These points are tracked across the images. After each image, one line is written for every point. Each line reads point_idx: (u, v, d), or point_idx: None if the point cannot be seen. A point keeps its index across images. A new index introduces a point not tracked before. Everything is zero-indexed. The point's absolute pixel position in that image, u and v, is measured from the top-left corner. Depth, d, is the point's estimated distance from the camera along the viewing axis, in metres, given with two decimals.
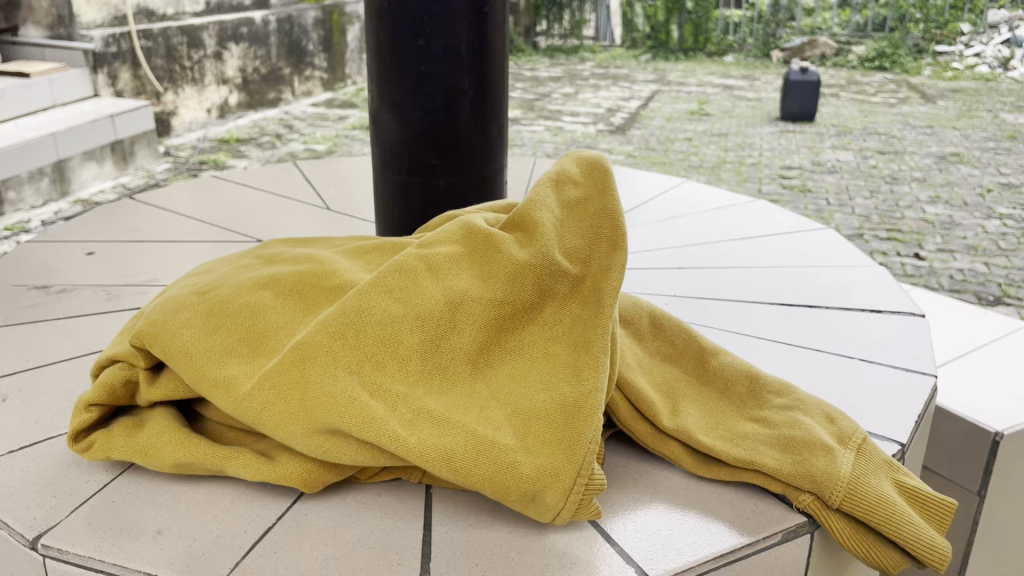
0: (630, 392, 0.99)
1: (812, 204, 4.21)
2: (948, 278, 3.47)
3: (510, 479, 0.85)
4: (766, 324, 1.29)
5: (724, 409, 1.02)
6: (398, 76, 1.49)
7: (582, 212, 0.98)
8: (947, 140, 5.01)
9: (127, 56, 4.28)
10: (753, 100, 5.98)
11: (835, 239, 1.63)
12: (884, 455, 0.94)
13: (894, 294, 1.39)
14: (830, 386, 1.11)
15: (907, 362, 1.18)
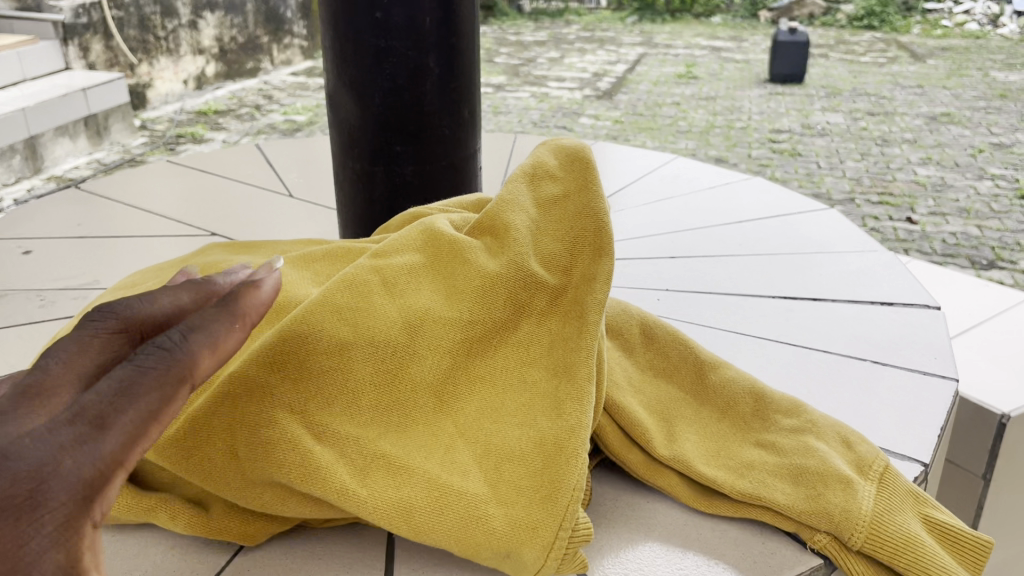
0: (621, 419, 0.91)
1: (802, 168, 4.13)
2: (941, 243, 3.41)
3: (481, 534, 0.76)
4: (768, 322, 1.22)
5: (725, 432, 0.95)
6: (356, 55, 1.37)
7: (561, 211, 0.90)
8: (937, 100, 4.94)
9: (98, 27, 4.14)
10: (741, 62, 5.87)
11: (837, 221, 1.57)
12: (909, 485, 0.88)
13: (907, 284, 1.33)
14: (844, 396, 1.05)
15: (923, 364, 1.12)
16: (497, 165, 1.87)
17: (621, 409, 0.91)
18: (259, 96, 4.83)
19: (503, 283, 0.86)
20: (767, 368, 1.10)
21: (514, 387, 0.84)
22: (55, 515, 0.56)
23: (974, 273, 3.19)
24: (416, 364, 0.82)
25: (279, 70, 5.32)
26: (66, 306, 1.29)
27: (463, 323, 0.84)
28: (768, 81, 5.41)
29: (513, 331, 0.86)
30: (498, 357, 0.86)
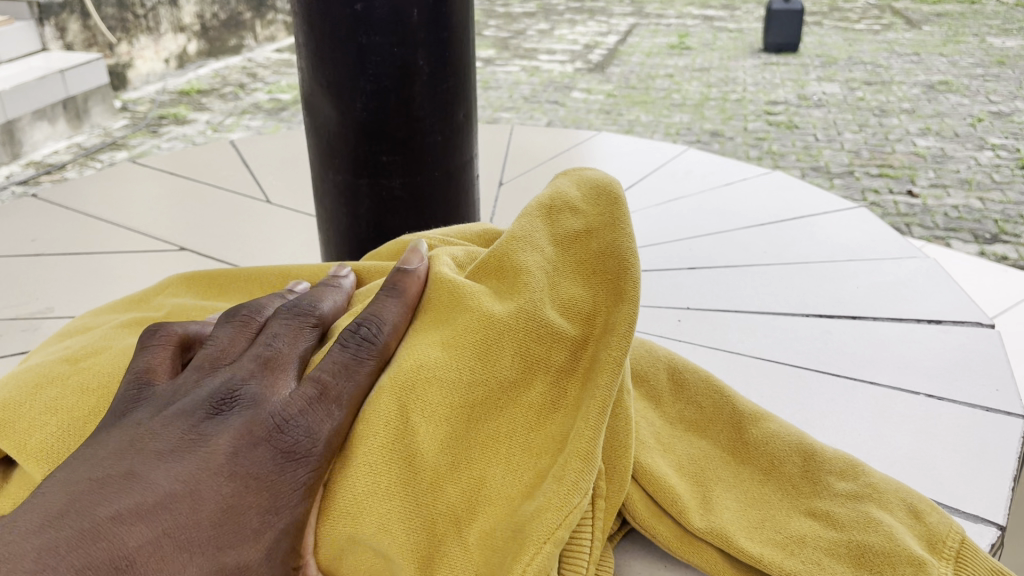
0: (656, 489, 0.72)
1: (800, 141, 4.04)
2: (942, 217, 3.34)
3: None
4: (804, 348, 1.14)
5: (770, 498, 0.74)
6: (333, 53, 1.17)
7: (581, 250, 0.69)
8: (935, 68, 4.84)
9: (74, 6, 4.01)
10: (734, 31, 5.75)
11: (866, 221, 1.50)
12: (990, 564, 0.69)
13: (950, 295, 1.26)
14: (900, 439, 0.95)
15: (980, 397, 1.03)
16: (495, 160, 1.78)
17: (649, 474, 0.72)
18: (243, 73, 4.70)
19: (512, 331, 0.64)
20: (815, 403, 1.02)
21: (523, 474, 0.62)
22: (285, 484, 0.54)
23: (978, 247, 3.11)
24: (401, 442, 0.59)
25: (263, 46, 5.20)
26: (20, 338, 1.20)
27: (459, 385, 0.62)
28: (762, 51, 5.29)
29: (521, 397, 0.64)
30: (503, 431, 0.63)
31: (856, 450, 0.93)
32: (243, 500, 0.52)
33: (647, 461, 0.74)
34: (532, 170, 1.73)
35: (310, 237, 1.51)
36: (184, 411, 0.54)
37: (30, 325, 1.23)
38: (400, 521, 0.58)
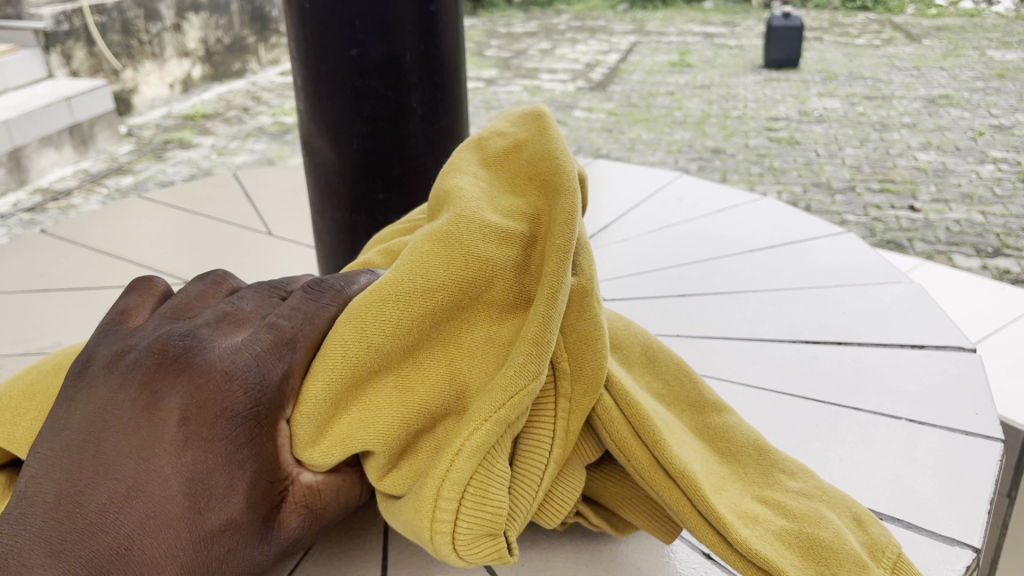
0: (626, 412, 0.79)
1: (801, 157, 4.08)
2: (944, 231, 3.32)
3: (438, 512, 0.71)
4: (791, 374, 1.15)
5: (730, 479, 0.83)
6: (334, 100, 1.32)
7: (524, 171, 0.86)
8: (936, 82, 4.70)
9: (80, 33, 4.07)
10: (736, 48, 5.77)
11: (857, 245, 1.52)
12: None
13: (937, 321, 1.27)
14: (881, 464, 0.97)
15: (962, 422, 1.05)
16: None
17: (628, 396, 0.80)
18: (248, 97, 4.73)
19: (469, 248, 0.76)
20: (796, 431, 1.04)
21: (483, 352, 0.75)
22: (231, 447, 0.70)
23: (979, 261, 3.10)
24: (377, 333, 0.73)
25: (266, 70, 5.16)
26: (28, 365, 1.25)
27: (422, 297, 0.74)
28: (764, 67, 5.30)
29: (479, 301, 0.76)
30: (463, 333, 0.76)
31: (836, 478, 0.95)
32: (201, 457, 0.69)
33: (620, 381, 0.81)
34: None
35: (314, 270, 1.55)
36: (154, 384, 0.70)
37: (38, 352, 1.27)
38: (382, 401, 0.73)
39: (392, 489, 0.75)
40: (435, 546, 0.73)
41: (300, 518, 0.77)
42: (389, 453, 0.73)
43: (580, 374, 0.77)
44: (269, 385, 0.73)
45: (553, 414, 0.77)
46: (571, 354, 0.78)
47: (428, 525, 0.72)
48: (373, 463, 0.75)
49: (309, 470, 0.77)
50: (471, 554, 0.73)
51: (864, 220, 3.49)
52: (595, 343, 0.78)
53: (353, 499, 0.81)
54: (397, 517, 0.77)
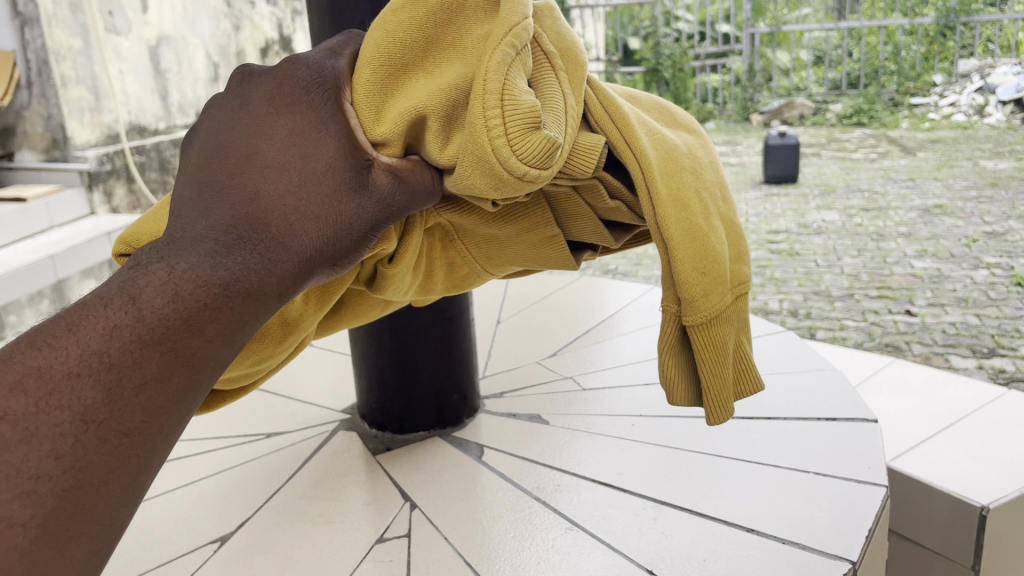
0: (610, 111, 0.89)
1: (801, 267, 4.21)
2: (941, 334, 3.38)
3: (530, 120, 0.75)
4: (728, 443, 1.33)
5: (685, 167, 0.93)
6: None
7: None
8: (929, 193, 5.01)
9: (122, 172, 4.26)
10: (735, 165, 6.09)
11: (794, 342, 1.70)
12: (748, 310, 0.98)
13: (852, 399, 1.44)
14: (788, 503, 1.16)
15: (860, 472, 1.22)
16: (492, 302, 2.02)
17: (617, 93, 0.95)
18: None
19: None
20: (710, 488, 1.20)
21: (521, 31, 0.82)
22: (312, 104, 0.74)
23: (975, 361, 3.12)
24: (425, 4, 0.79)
25: None
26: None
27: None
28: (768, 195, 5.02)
29: (466, 8, 0.79)
30: (462, 28, 0.79)
31: (734, 507, 1.15)
32: (297, 110, 0.73)
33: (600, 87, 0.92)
34: (524, 309, 1.97)
35: (337, 368, 1.73)
36: (242, 89, 0.76)
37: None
38: (442, 68, 0.79)
39: (451, 160, 0.79)
40: (499, 157, 0.75)
41: (388, 181, 0.76)
42: (437, 116, 0.77)
43: (571, 67, 0.86)
44: (327, 74, 0.77)
45: (561, 88, 0.84)
46: (557, 51, 0.86)
47: (486, 138, 0.75)
48: (429, 138, 0.79)
49: (384, 153, 0.78)
50: (530, 152, 0.75)
51: (864, 325, 3.54)
52: (569, 42, 0.86)
53: (425, 191, 0.80)
54: (475, 187, 0.79)
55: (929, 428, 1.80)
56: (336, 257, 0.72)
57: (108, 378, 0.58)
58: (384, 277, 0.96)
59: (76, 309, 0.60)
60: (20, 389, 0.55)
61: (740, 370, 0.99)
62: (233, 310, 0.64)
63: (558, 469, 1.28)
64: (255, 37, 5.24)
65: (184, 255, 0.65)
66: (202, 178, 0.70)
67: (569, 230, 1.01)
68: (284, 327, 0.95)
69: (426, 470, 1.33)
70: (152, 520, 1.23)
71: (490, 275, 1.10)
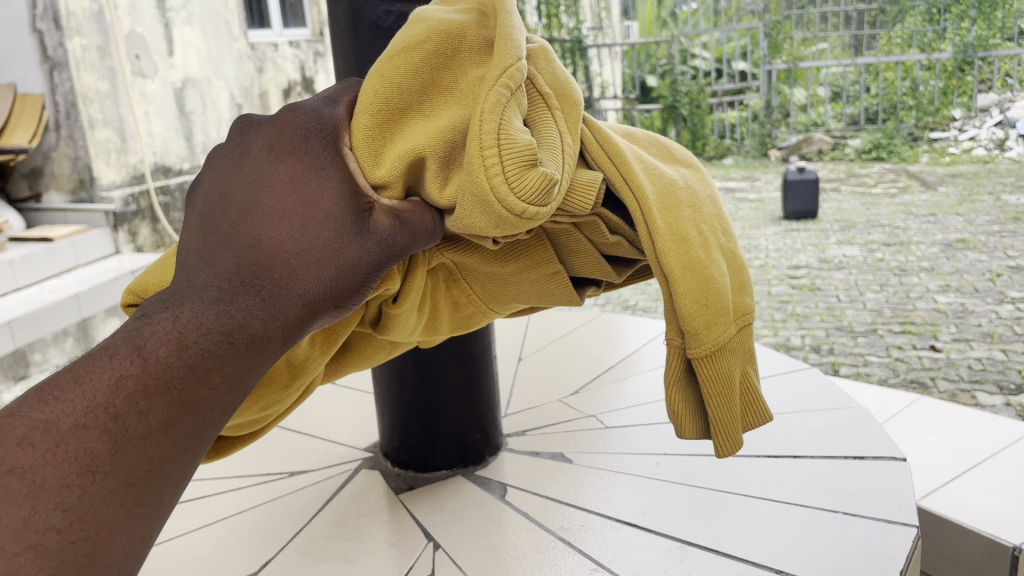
0: (606, 147, 0.90)
1: (823, 302, 4.18)
2: (967, 369, 3.34)
3: (528, 157, 0.75)
4: (755, 482, 1.31)
5: (683, 203, 0.93)
6: None
7: None
8: (951, 228, 4.96)
9: (146, 212, 4.32)
10: (755, 201, 6.08)
11: (819, 378, 1.69)
12: (752, 342, 0.97)
13: (879, 437, 1.43)
14: (817, 543, 1.14)
15: (889, 512, 1.20)
16: (515, 340, 2.02)
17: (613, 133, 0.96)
18: None
19: (433, 18, 0.82)
20: (734, 528, 1.19)
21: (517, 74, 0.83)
22: (310, 156, 0.74)
23: (1002, 398, 3.06)
24: (421, 50, 0.80)
25: None
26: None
27: (420, 38, 0.80)
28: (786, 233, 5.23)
29: (461, 50, 0.81)
30: (458, 71, 0.80)
31: (760, 548, 1.14)
32: (295, 161, 0.74)
33: (596, 125, 0.93)
34: (547, 346, 1.97)
35: (360, 407, 1.73)
36: (241, 141, 0.76)
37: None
38: (439, 111, 0.79)
39: (452, 199, 0.78)
40: (499, 197, 0.75)
41: (389, 222, 0.75)
42: (435, 157, 0.78)
43: (566, 107, 0.86)
44: (325, 121, 0.78)
45: (557, 127, 0.84)
46: (553, 91, 0.86)
47: (485, 179, 0.74)
48: (428, 178, 0.79)
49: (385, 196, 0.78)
50: (527, 190, 0.74)
51: (887, 360, 3.51)
52: (564, 83, 0.87)
53: (426, 232, 0.80)
54: (477, 226, 0.79)
55: (959, 465, 1.78)
56: (340, 300, 0.72)
57: (115, 429, 0.57)
58: (390, 318, 0.94)
59: (82, 360, 0.60)
60: (28, 443, 0.54)
61: (746, 400, 0.99)
62: (238, 355, 0.64)
63: (582, 509, 1.27)
64: (277, 79, 5.34)
65: (189, 304, 0.64)
66: (205, 229, 0.71)
67: (572, 265, 1.01)
68: (291, 371, 0.92)
69: (449, 509, 1.32)
70: (176, 558, 1.23)
71: (495, 314, 1.08)
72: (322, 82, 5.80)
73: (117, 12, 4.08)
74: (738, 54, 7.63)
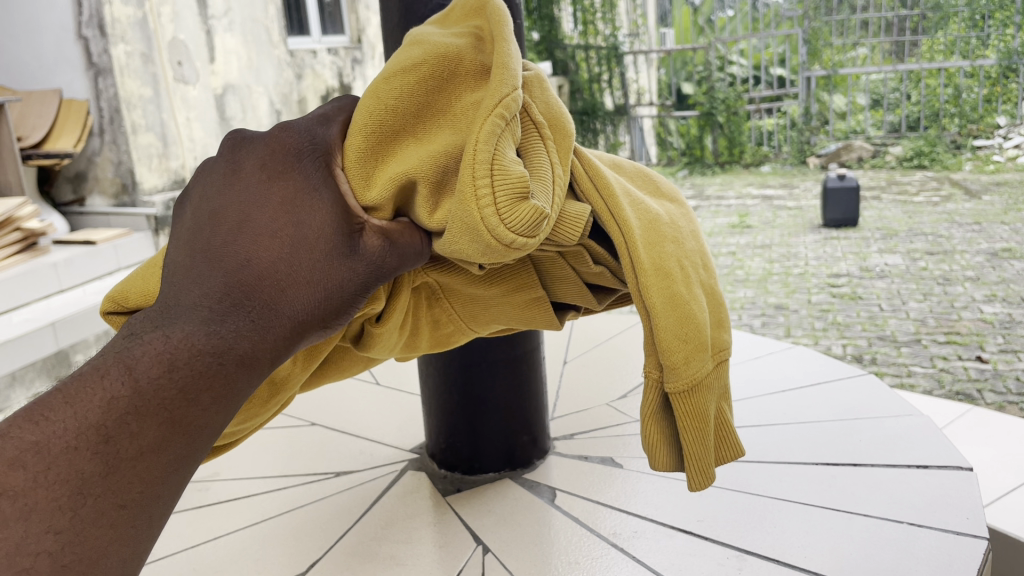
0: (594, 181, 0.89)
1: (864, 311, 4.11)
2: (1015, 380, 3.26)
3: (520, 187, 0.74)
4: (812, 490, 1.28)
5: (667, 238, 0.91)
6: None
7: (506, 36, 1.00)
8: (996, 237, 4.90)
9: None
10: (794, 209, 5.99)
11: (875, 385, 1.64)
12: (728, 379, 0.96)
13: (942, 447, 1.39)
14: (883, 555, 1.10)
15: (957, 523, 1.16)
16: (557, 343, 1.99)
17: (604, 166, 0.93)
18: None
19: (430, 42, 0.81)
20: (789, 538, 1.16)
21: None
22: (300, 177, 0.74)
23: None
24: (412, 75, 0.78)
25: None
26: (191, 495, 1.42)
27: (417, 62, 0.79)
28: (828, 239, 5.21)
29: (457, 75, 0.79)
30: (453, 96, 0.80)
31: (807, 560, 1.10)
32: (282, 184, 0.73)
33: (585, 155, 0.92)
34: (590, 349, 1.94)
35: (404, 407, 1.72)
36: (233, 155, 0.76)
37: (200, 484, 1.45)
38: (433, 135, 0.78)
39: (441, 224, 0.78)
40: (489, 227, 0.74)
41: (378, 244, 0.76)
42: (427, 181, 0.77)
43: (558, 138, 0.85)
44: (317, 141, 0.78)
45: (547, 156, 0.83)
46: (546, 120, 0.85)
47: (476, 208, 0.74)
48: (418, 202, 0.78)
49: (376, 218, 0.77)
50: (517, 221, 0.74)
51: (932, 370, 3.42)
52: (558, 114, 0.86)
53: (413, 253, 0.80)
54: (463, 252, 0.78)
55: (1014, 480, 1.73)
56: (325, 320, 0.72)
57: (106, 451, 0.57)
58: (372, 337, 0.93)
59: (73, 380, 0.60)
60: (18, 466, 0.55)
61: (720, 434, 0.97)
62: (227, 377, 0.64)
63: (633, 515, 1.25)
64: (315, 85, 5.39)
65: (179, 324, 0.64)
66: (195, 245, 0.70)
67: (553, 291, 1.00)
68: (272, 388, 0.90)
69: (497, 513, 1.30)
70: (226, 557, 1.23)
71: (474, 333, 1.07)
72: (360, 89, 5.85)
73: (161, 20, 4.11)
74: (777, 60, 7.47)
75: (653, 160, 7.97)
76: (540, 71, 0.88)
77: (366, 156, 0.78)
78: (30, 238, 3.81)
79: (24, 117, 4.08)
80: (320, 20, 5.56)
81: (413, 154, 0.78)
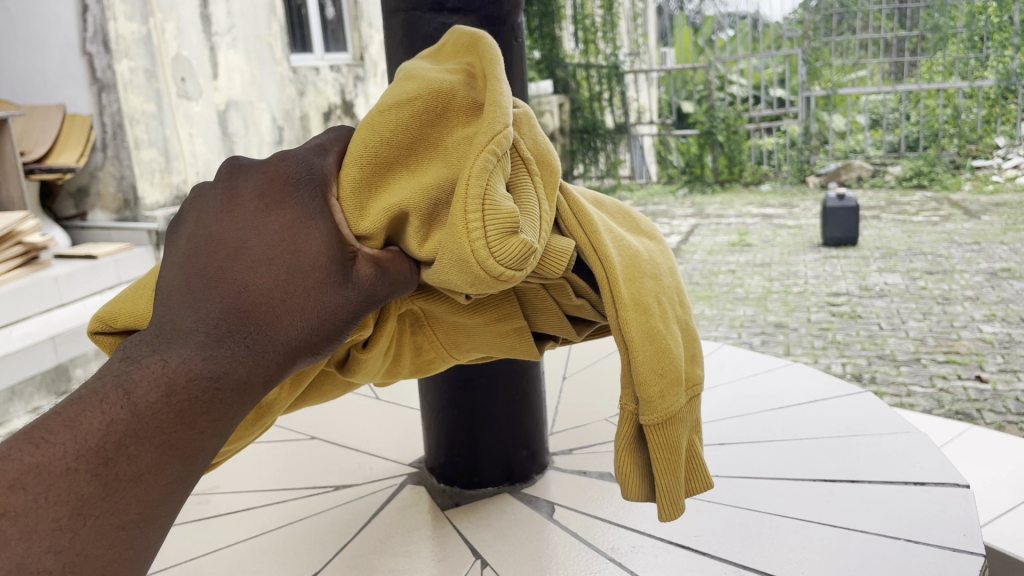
0: (577, 215, 0.90)
1: (864, 330, 4.11)
2: (1014, 400, 3.26)
3: (510, 220, 0.75)
4: (809, 505, 1.28)
5: (648, 275, 0.92)
6: None
7: None
8: (995, 256, 4.92)
9: None
10: (794, 227, 6.02)
11: (872, 403, 1.65)
12: (699, 414, 0.96)
13: (940, 464, 1.39)
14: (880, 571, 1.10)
15: (954, 540, 1.16)
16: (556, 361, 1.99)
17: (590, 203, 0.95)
18: None
19: (425, 77, 0.82)
20: (786, 554, 1.16)
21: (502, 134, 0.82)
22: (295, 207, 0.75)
23: None
24: (407, 108, 0.79)
25: None
26: (191, 508, 1.43)
27: (412, 95, 0.80)
28: (828, 258, 5.22)
29: (450, 111, 0.81)
30: (445, 130, 0.80)
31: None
32: (276, 214, 0.74)
33: (570, 192, 0.92)
34: (589, 366, 1.94)
35: (402, 422, 1.72)
36: (230, 183, 0.77)
37: (200, 498, 1.45)
38: (425, 168, 0.79)
39: (431, 255, 0.78)
40: (479, 260, 0.75)
41: (371, 272, 0.76)
42: (419, 213, 0.77)
43: (546, 172, 0.86)
44: (314, 172, 0.78)
45: (534, 189, 0.84)
46: (534, 157, 0.85)
47: (467, 242, 0.74)
48: (409, 233, 0.79)
49: (367, 247, 0.78)
50: (507, 255, 0.75)
51: (932, 391, 3.42)
52: (545, 151, 0.86)
53: (404, 282, 0.80)
54: (453, 283, 0.79)
55: (1012, 499, 1.72)
56: (318, 346, 0.73)
57: (105, 473, 0.58)
58: (357, 362, 0.94)
59: (72, 404, 0.60)
60: (19, 486, 0.55)
61: (691, 466, 0.97)
62: (221, 401, 0.64)
63: (632, 530, 1.25)
64: (318, 102, 5.44)
65: (176, 348, 0.65)
66: (191, 269, 0.71)
67: (535, 322, 1.02)
68: (257, 412, 0.89)
69: (497, 527, 1.30)
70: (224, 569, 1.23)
71: (455, 360, 1.07)
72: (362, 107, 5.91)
73: (164, 36, 4.14)
74: (776, 81, 7.59)
75: (653, 178, 7.99)
76: (529, 108, 0.89)
77: (359, 188, 0.78)
78: (31, 252, 3.81)
79: (26, 133, 4.10)
80: (322, 38, 5.60)
81: (405, 186, 0.78)
